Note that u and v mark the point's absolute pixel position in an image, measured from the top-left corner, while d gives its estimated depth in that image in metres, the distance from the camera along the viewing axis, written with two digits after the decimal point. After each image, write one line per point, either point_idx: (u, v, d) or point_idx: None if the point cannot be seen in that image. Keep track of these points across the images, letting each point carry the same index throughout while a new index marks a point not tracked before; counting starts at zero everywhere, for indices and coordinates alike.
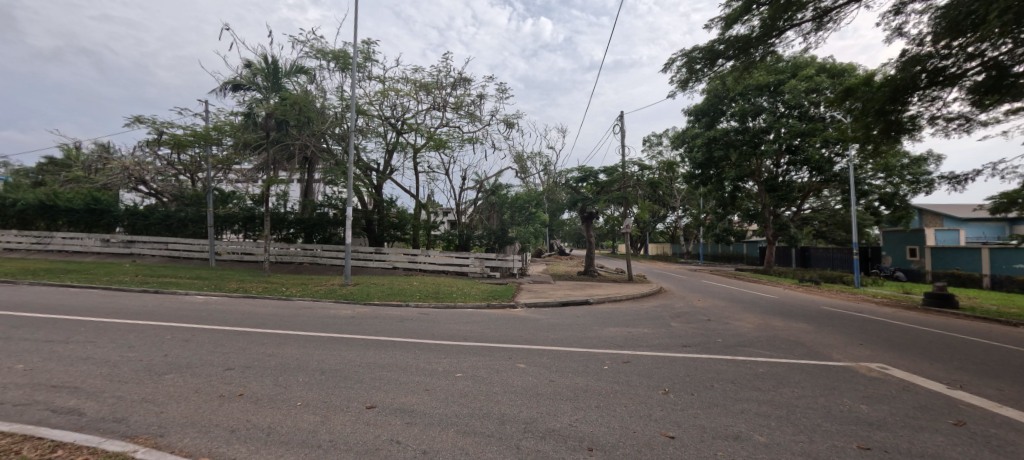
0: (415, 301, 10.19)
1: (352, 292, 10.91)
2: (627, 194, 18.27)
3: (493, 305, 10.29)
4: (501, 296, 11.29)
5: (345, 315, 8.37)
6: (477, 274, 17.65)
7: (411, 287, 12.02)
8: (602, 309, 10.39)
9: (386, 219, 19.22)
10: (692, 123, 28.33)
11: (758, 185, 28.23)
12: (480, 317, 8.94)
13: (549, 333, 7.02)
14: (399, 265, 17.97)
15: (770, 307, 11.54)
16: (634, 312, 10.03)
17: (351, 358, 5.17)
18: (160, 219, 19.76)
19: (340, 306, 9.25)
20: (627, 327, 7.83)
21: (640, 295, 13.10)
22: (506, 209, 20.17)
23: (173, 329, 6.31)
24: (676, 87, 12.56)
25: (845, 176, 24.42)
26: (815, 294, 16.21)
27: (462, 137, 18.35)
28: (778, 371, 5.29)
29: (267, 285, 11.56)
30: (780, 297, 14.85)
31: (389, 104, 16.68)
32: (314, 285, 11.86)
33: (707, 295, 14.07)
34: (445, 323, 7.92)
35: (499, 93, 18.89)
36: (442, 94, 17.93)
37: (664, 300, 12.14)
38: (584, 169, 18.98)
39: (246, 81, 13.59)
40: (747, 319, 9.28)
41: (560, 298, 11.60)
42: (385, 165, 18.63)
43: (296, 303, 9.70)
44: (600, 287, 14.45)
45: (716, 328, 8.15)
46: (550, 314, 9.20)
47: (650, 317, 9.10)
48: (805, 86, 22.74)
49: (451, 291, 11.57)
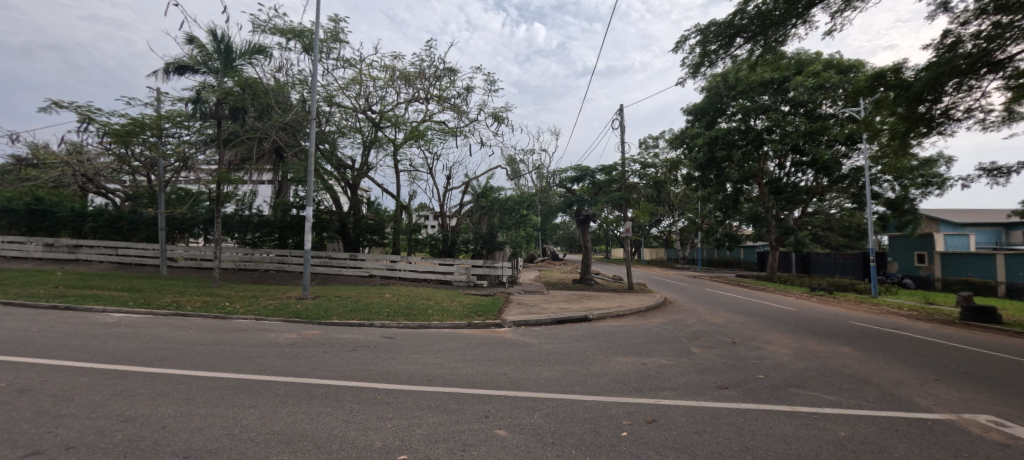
0: (382, 319, 8.45)
1: (310, 308, 9.12)
2: (626, 195, 16.71)
3: (475, 323, 8.64)
4: (486, 312, 9.60)
5: (286, 340, 6.63)
6: (463, 282, 16.04)
7: (383, 300, 10.29)
8: (604, 328, 8.74)
9: (361, 222, 17.45)
10: (690, 122, 26.84)
11: (760, 187, 26.87)
12: (457, 341, 7.25)
13: (543, 370, 5.37)
14: (376, 273, 16.27)
15: (796, 323, 10.02)
16: (644, 332, 8.39)
17: (248, 425, 3.46)
18: (111, 221, 17.83)
19: (285, 328, 7.49)
20: (641, 357, 6.18)
21: (645, 308, 11.55)
22: (497, 211, 18.52)
23: (20, 370, 4.55)
24: (686, 73, 11.15)
25: (854, 177, 23.17)
26: (828, 304, 14.92)
27: (447, 132, 16.76)
28: (870, 438, 3.68)
29: (209, 299, 9.77)
30: (796, 308, 13.43)
31: (362, 94, 14.98)
32: (266, 298, 10.05)
33: (717, 307, 12.57)
34: (411, 352, 6.24)
35: (487, 85, 17.21)
36: (424, 86, 16.30)
37: (673, 315, 10.61)
38: (580, 168, 17.42)
39: (193, 62, 11.82)
40: (780, 341, 7.71)
41: (555, 313, 9.93)
42: (361, 163, 16.98)
43: (233, 323, 7.91)
44: (599, 298, 12.80)
45: (749, 356, 6.58)
46: (543, 337, 7.53)
47: (664, 341, 7.51)
48: (812, 83, 21.47)
49: (427, 306, 9.87)
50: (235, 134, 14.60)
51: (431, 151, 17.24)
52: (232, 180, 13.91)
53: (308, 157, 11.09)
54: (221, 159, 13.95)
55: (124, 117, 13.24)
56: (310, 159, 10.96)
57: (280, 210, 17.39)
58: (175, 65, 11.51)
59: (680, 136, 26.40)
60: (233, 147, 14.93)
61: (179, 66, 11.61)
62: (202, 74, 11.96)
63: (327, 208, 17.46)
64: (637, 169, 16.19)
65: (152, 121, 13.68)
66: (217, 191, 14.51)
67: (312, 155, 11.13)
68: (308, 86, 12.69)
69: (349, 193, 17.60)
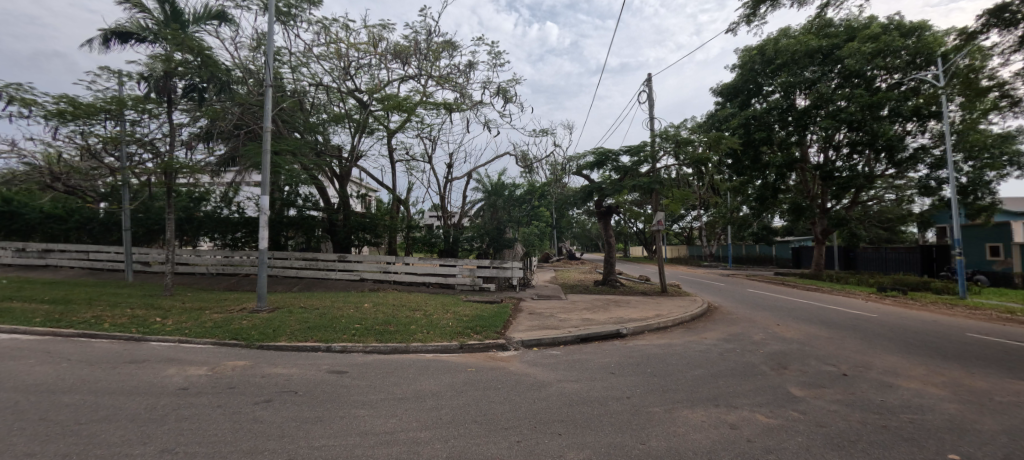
0: (345, 339, 6.28)
1: (257, 325, 6.99)
2: (655, 184, 14.14)
3: (469, 345, 6.37)
4: (487, 326, 7.33)
5: (184, 379, 4.50)
6: (465, 286, 13.90)
7: (356, 311, 8.12)
8: (646, 350, 6.36)
9: (352, 218, 15.38)
10: (721, 105, 24.10)
11: (803, 173, 23.92)
12: (438, 375, 5.02)
13: (567, 447, 3.07)
14: (368, 276, 14.25)
15: (903, 340, 7.42)
16: (703, 356, 5.99)
17: None
18: (82, 222, 16.21)
19: (201, 358, 5.37)
20: (723, 413, 3.81)
21: (690, 317, 9.13)
22: (505, 204, 16.13)
23: None
24: (741, 16, 8.73)
25: (922, 157, 19.69)
26: (904, 307, 12.28)
27: (446, 112, 14.78)
28: None
29: (139, 314, 7.71)
30: (876, 314, 10.76)
31: (343, 69, 12.86)
32: (211, 312, 7.99)
33: (775, 313, 10.15)
34: (359, 398, 4.04)
35: (492, 59, 14.89)
36: (420, 60, 14.14)
37: (729, 328, 8.19)
38: (600, 151, 14.93)
39: (136, 27, 9.84)
40: (913, 374, 5.21)
41: (576, 327, 7.59)
42: (351, 152, 15.06)
43: (142, 349, 5.85)
44: (628, 305, 10.39)
45: (892, 407, 4.13)
46: (563, 369, 5.20)
47: (741, 374, 5.11)
48: (871, 49, 18.51)
49: (411, 319, 7.64)
50: (207, 119, 12.75)
51: (430, 136, 15.18)
52: (182, 167, 12.29)
53: (262, 132, 8.54)
54: (169, 139, 12.35)
55: (69, 101, 11.37)
56: (270, 133, 8.36)
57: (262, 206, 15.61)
58: (114, 31, 9.66)
59: (710, 117, 23.42)
60: (219, 138, 13.35)
61: (118, 33, 9.79)
62: (146, 42, 9.99)
63: (315, 204, 15.51)
64: (661, 144, 13.52)
65: (113, 107, 11.67)
66: (167, 181, 12.77)
67: (270, 126, 8.55)
68: (269, 51, 10.60)
69: (338, 185, 15.63)
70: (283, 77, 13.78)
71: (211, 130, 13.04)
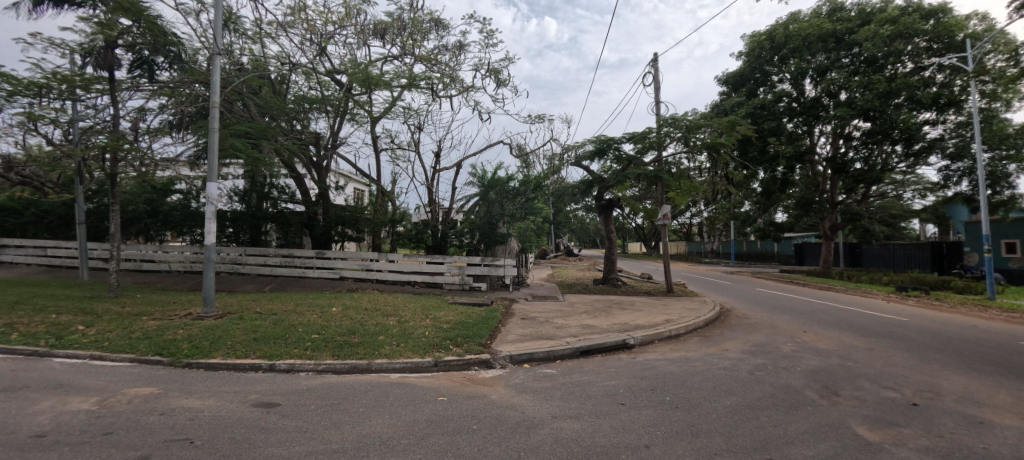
0: (293, 356, 5.13)
1: (194, 335, 5.85)
2: (661, 175, 12.92)
3: (446, 363, 5.21)
4: (470, 336, 6.20)
5: (50, 419, 3.35)
6: (454, 285, 12.79)
7: (319, 317, 6.98)
8: (661, 368, 5.23)
9: (331, 211, 14.15)
10: (726, 95, 23.12)
11: (812, 165, 22.84)
12: (399, 406, 3.89)
13: None
14: (348, 275, 13.09)
15: (956, 352, 6.34)
16: (732, 378, 4.87)
17: None
18: (38, 216, 14.89)
19: (98, 384, 4.22)
20: None
21: (704, 323, 8.03)
22: (498, 197, 14.56)
23: None
24: None
25: (943, 148, 18.48)
26: (931, 309, 11.22)
27: (434, 97, 13.68)
28: None
29: (61, 323, 6.50)
30: (908, 318, 9.65)
31: (316, 45, 11.61)
32: (149, 318, 6.79)
33: (797, 317, 9.07)
34: (275, 452, 2.89)
35: (484, 38, 13.72)
36: (404, 38, 12.91)
37: (752, 336, 7.11)
38: (600, 139, 13.70)
39: None
40: (1002, 404, 4.12)
41: (575, 338, 6.46)
42: (332, 138, 13.89)
43: (35, 370, 4.67)
44: (633, 308, 9.27)
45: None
46: (560, 398, 4.07)
47: (786, 405, 4.00)
48: (890, 32, 17.38)
49: (381, 327, 6.48)
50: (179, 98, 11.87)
51: (416, 124, 14.00)
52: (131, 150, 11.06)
53: (209, 108, 7.25)
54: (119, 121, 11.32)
55: (9, 78, 10.13)
56: (217, 109, 7.12)
57: (234, 199, 14.41)
58: None
59: (716, 106, 22.43)
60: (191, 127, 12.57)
61: None
62: (83, 5, 8.70)
63: (292, 196, 14.29)
64: (669, 131, 11.90)
65: (60, 86, 10.45)
66: (113, 168, 11.55)
67: (218, 101, 7.29)
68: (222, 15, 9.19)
69: (317, 174, 14.41)
70: (260, 56, 12.74)
71: (180, 115, 12.15)
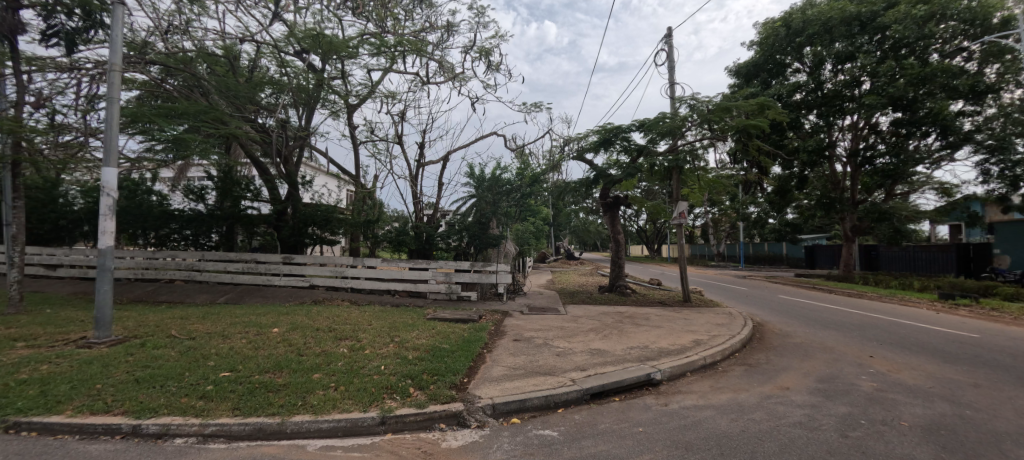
0: (174, 411, 3.52)
1: (57, 374, 4.24)
2: (676, 167, 11.27)
3: (398, 421, 3.56)
4: (441, 372, 4.57)
5: None
6: (439, 295, 11.26)
7: (250, 343, 5.37)
8: (710, 426, 3.60)
9: (302, 209, 12.55)
10: (736, 87, 21.57)
11: (832, 161, 21.25)
12: None
13: None
14: (319, 282, 11.47)
15: None
16: (820, 445, 3.25)
17: None
18: None
19: None
20: None
21: (741, 347, 6.42)
22: (491, 195, 12.89)
23: None
24: None
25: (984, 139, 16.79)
26: (996, 322, 9.57)
27: (418, 81, 12.09)
28: None
29: None
30: (983, 335, 8.00)
31: (275, 14, 9.95)
32: (19, 346, 5.15)
33: (849, 335, 7.48)
34: None
35: (475, 15, 12.19)
36: (384, 12, 11.32)
37: (809, 366, 5.51)
38: (605, 129, 12.08)
39: None
40: None
41: (582, 372, 4.83)
42: (306, 126, 12.34)
43: None
44: (650, 324, 7.64)
45: None
46: None
47: None
48: (923, 12, 15.87)
49: (325, 360, 4.84)
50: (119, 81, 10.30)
51: (398, 112, 12.38)
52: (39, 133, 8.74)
53: (108, 71, 5.71)
54: (47, 107, 9.69)
55: None
56: (117, 72, 5.59)
57: (192, 197, 12.75)
58: None
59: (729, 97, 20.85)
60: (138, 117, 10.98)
61: None
62: None
63: (258, 192, 12.69)
64: (687, 115, 10.24)
65: None
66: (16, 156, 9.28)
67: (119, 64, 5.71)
68: None
69: (287, 168, 12.77)
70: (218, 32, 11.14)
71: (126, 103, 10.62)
